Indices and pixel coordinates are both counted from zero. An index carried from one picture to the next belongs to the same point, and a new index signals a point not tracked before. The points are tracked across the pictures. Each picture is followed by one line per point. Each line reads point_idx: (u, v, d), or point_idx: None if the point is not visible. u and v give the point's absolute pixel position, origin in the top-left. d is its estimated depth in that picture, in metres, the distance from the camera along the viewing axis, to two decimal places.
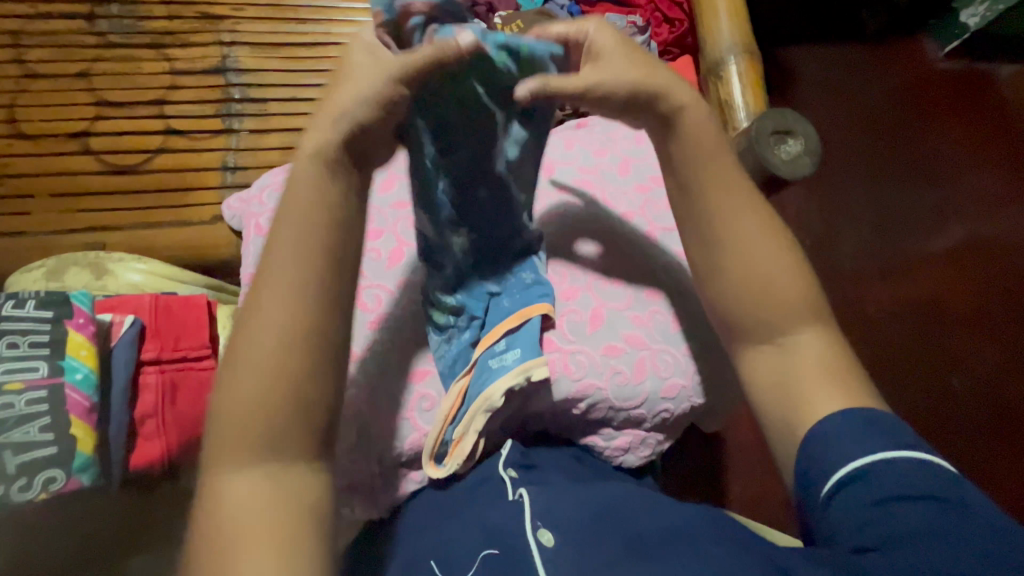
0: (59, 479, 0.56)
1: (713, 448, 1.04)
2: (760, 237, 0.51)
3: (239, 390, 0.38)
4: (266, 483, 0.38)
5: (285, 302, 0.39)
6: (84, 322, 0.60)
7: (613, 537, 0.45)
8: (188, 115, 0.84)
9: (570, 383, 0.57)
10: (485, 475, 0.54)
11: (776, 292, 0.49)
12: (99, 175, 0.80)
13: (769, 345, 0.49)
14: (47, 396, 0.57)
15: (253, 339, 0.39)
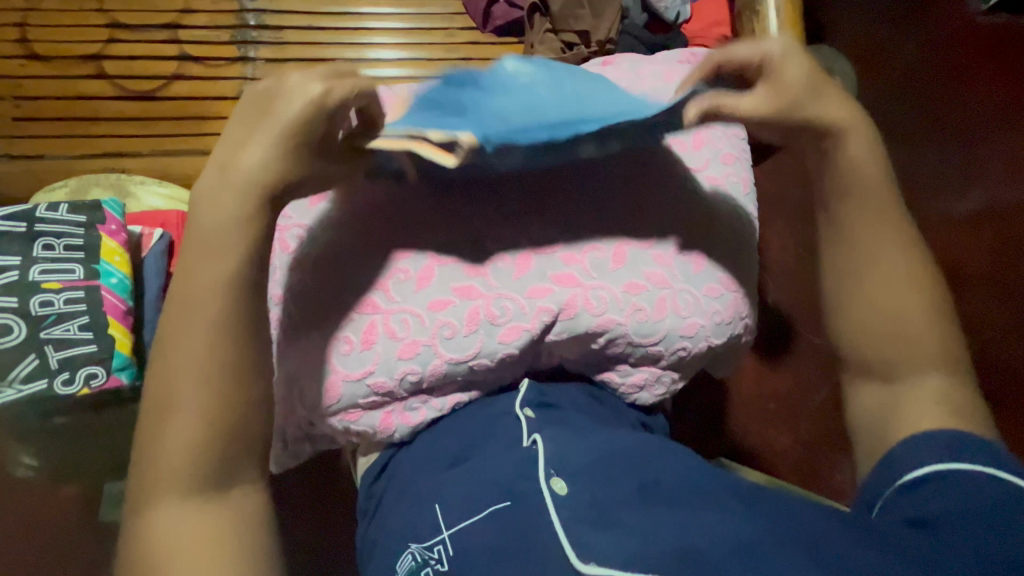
0: (101, 375, 0.64)
1: (718, 399, 1.06)
2: (906, 291, 0.56)
3: (177, 415, 0.45)
4: (204, 367, 0.45)
5: (216, 309, 0.46)
6: (116, 231, 0.69)
7: (630, 483, 0.48)
8: (205, 42, 0.82)
9: (590, 318, 0.56)
10: (506, 408, 0.58)
11: (904, 329, 0.56)
12: (114, 100, 0.80)
13: (879, 383, 0.57)
14: (85, 296, 0.65)
15: (187, 352, 0.45)
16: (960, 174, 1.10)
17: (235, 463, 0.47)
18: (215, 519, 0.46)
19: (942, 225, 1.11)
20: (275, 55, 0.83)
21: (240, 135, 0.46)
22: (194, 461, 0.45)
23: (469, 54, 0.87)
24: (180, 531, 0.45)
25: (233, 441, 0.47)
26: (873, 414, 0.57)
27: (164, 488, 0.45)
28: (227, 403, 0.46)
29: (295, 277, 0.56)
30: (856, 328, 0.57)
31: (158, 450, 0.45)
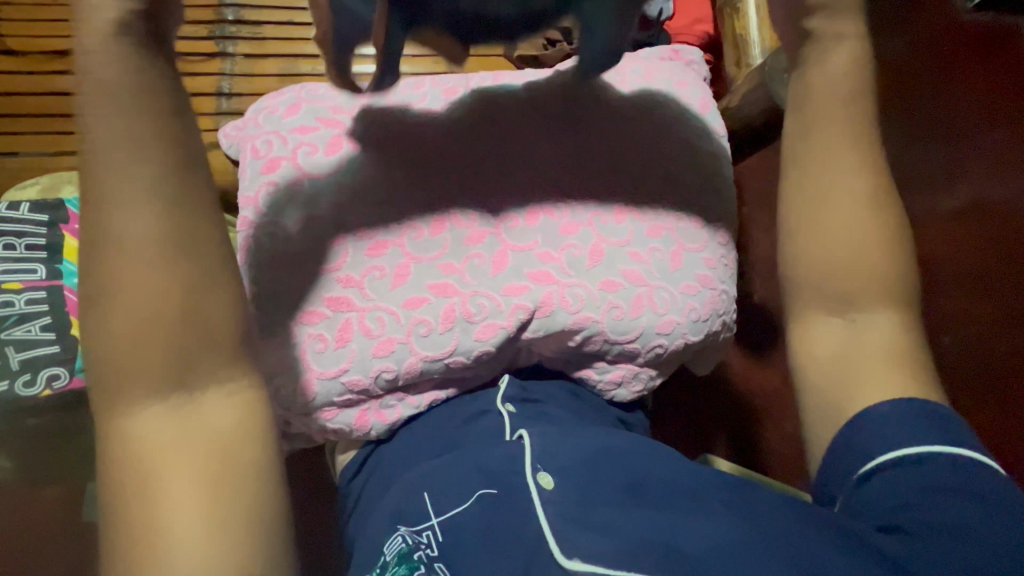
0: (62, 376, 0.58)
1: (700, 395, 1.08)
2: (866, 224, 0.51)
3: (122, 312, 0.39)
4: (152, 263, 0.39)
5: (144, 203, 0.39)
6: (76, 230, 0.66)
7: (616, 480, 0.48)
8: (182, 37, 0.80)
9: (567, 315, 0.57)
10: (485, 406, 0.58)
11: (863, 266, 0.51)
12: None
13: (839, 319, 0.52)
14: (46, 296, 0.61)
15: (127, 242, 0.39)
16: (944, 173, 1.11)
17: (210, 361, 0.42)
18: (186, 425, 0.42)
19: (932, 223, 1.11)
20: (254, 50, 0.81)
21: (118, 99, 0.39)
22: (156, 358, 0.40)
23: None
24: (174, 446, 0.41)
25: (201, 340, 0.42)
26: (831, 360, 0.52)
27: (135, 408, 0.41)
28: (183, 293, 0.40)
29: (271, 275, 0.56)
30: (808, 256, 0.53)
31: (110, 352, 0.40)
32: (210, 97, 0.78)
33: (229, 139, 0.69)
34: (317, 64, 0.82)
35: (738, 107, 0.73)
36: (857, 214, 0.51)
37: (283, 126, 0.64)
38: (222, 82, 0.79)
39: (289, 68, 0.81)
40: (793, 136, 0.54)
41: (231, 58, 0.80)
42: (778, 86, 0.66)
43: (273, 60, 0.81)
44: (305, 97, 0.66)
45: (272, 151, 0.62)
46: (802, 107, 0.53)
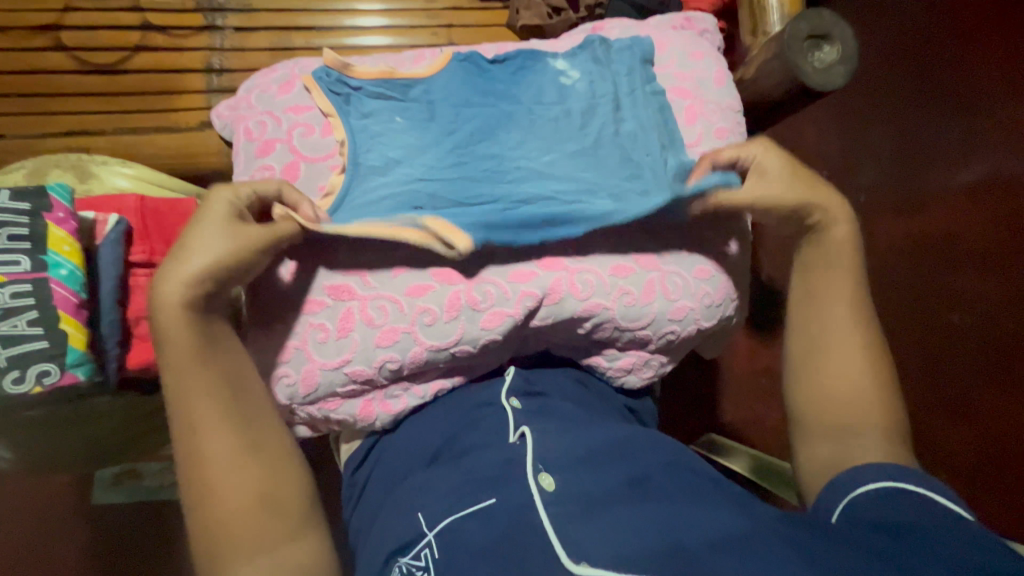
0: (54, 373, 0.48)
1: (709, 376, 1.06)
2: (859, 356, 0.54)
3: (218, 479, 0.45)
4: (215, 409, 0.46)
5: (200, 361, 0.46)
6: (65, 218, 0.51)
7: (618, 475, 0.47)
8: (167, 9, 0.75)
9: (575, 303, 0.54)
10: (490, 398, 0.56)
11: (856, 395, 0.53)
12: (73, 74, 0.73)
13: (836, 434, 0.52)
14: (31, 291, 0.48)
15: (205, 420, 0.45)
16: (961, 150, 1.07)
17: (278, 479, 0.47)
18: (286, 559, 0.45)
19: (947, 200, 1.07)
20: (244, 22, 0.76)
21: (207, 247, 0.46)
22: (252, 494, 0.45)
23: (452, 20, 0.81)
24: (256, 540, 0.44)
25: (268, 451, 0.47)
26: (828, 465, 0.52)
27: (239, 568, 0.44)
28: (245, 408, 0.47)
29: (269, 262, 0.55)
30: (814, 381, 0.55)
31: (216, 509, 0.44)
32: (200, 73, 0.75)
33: (221, 118, 0.65)
34: (311, 38, 0.78)
35: (754, 78, 0.69)
36: (864, 359, 0.54)
37: (275, 106, 0.60)
38: (211, 57, 0.75)
39: (281, 42, 0.77)
40: (800, 277, 0.59)
41: (221, 32, 0.76)
42: (798, 55, 0.62)
43: (265, 33, 0.77)
44: (299, 74, 0.62)
45: (266, 133, 0.59)
46: (815, 251, 0.58)
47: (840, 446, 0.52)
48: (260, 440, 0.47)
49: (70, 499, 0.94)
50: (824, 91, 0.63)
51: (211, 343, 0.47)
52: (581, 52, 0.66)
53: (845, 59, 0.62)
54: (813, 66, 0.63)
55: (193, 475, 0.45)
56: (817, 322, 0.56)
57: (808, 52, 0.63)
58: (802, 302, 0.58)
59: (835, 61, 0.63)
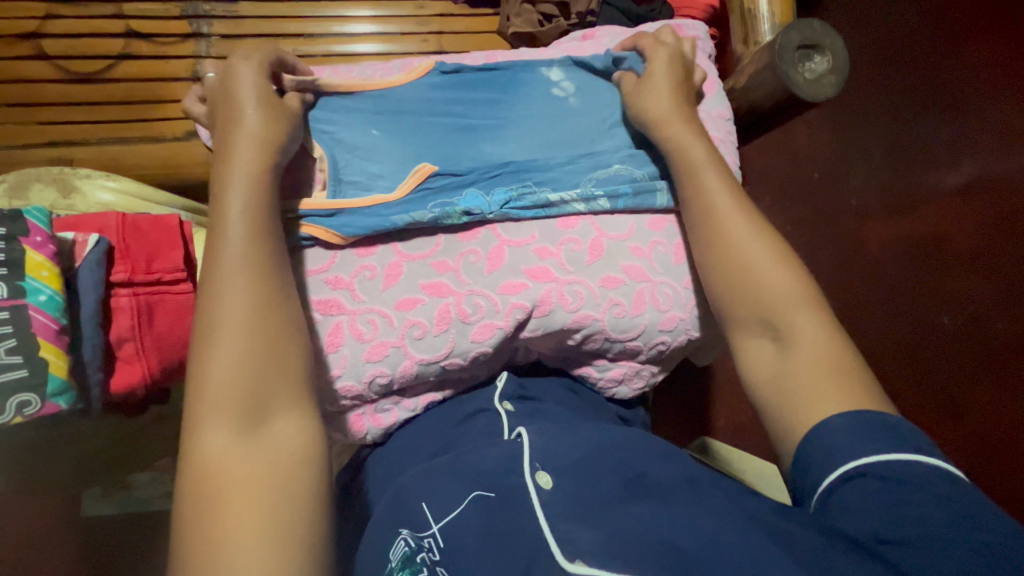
0: (34, 404, 0.39)
1: (703, 381, 1.05)
2: (761, 248, 0.53)
3: (216, 315, 0.42)
4: (249, 249, 0.44)
5: (245, 196, 0.45)
6: (44, 242, 0.42)
7: (613, 474, 0.47)
8: (151, 16, 0.74)
9: (566, 315, 0.54)
10: (482, 404, 0.56)
11: (770, 288, 0.51)
12: (57, 84, 0.71)
13: (770, 341, 0.50)
14: (8, 319, 0.39)
15: (229, 253, 0.43)
16: (948, 148, 1.06)
17: (282, 395, 0.42)
18: (260, 449, 0.39)
19: (937, 201, 1.06)
20: (231, 30, 0.75)
21: (252, 116, 0.48)
22: (260, 349, 0.42)
23: (442, 27, 0.80)
24: (236, 448, 0.39)
25: (284, 360, 0.42)
26: (765, 378, 0.50)
27: (211, 430, 0.39)
28: (270, 310, 0.43)
29: None
30: (728, 281, 0.53)
31: (209, 359, 0.41)
32: (187, 82, 0.74)
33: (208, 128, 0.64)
34: (299, 45, 0.77)
35: (746, 88, 0.69)
36: (763, 250, 0.53)
37: None
38: (197, 65, 0.74)
39: (268, 49, 0.76)
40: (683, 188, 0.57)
41: (207, 40, 0.75)
42: (789, 66, 0.62)
43: (252, 41, 0.76)
44: None
45: None
46: (687, 159, 0.57)
47: (778, 350, 0.50)
48: (272, 342, 0.42)
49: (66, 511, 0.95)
50: (815, 102, 0.63)
51: (252, 243, 0.44)
52: (579, 71, 0.65)
53: (835, 70, 0.62)
54: (804, 76, 0.63)
55: (196, 370, 0.41)
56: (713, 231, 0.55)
57: (799, 62, 0.63)
58: (699, 218, 0.56)
59: (825, 71, 0.63)
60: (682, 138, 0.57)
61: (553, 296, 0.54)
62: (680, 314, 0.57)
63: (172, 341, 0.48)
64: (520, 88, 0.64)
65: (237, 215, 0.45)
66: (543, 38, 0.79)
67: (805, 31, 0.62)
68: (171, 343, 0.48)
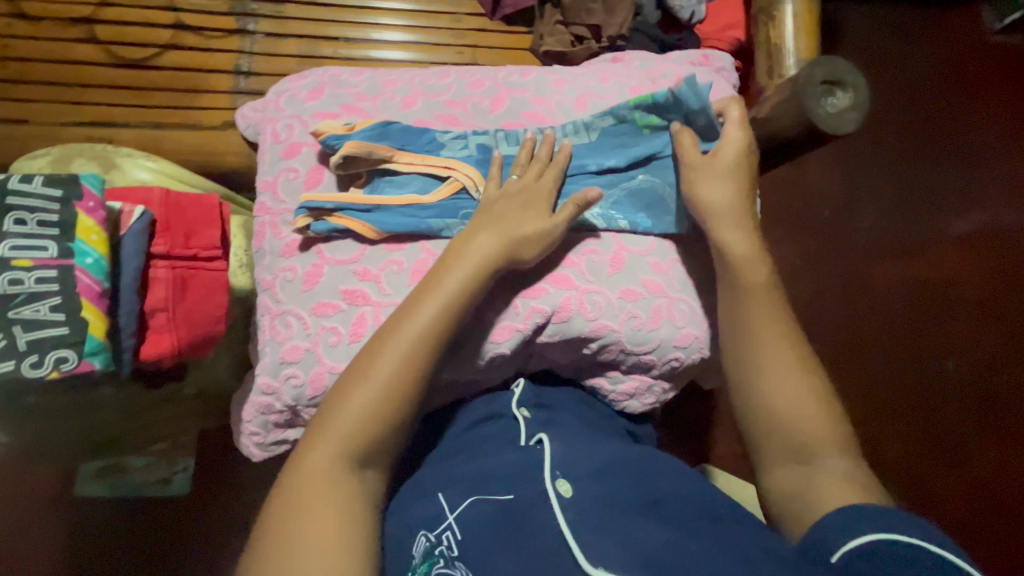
0: (72, 361, 0.41)
1: (704, 409, 1.05)
2: (793, 372, 0.52)
3: (385, 365, 0.47)
4: (431, 319, 0.48)
5: (449, 274, 0.50)
6: (95, 206, 0.43)
7: (642, 494, 0.46)
8: (201, 10, 0.77)
9: (583, 323, 0.55)
10: (497, 409, 0.57)
11: (806, 418, 0.51)
12: (105, 67, 0.74)
13: (801, 461, 0.50)
14: (58, 279, 0.41)
15: (413, 317, 0.48)
16: (960, 199, 1.15)
17: (392, 451, 0.47)
18: (356, 487, 0.44)
19: (950, 247, 1.13)
20: (275, 29, 0.78)
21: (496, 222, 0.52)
22: (404, 408, 0.47)
23: (477, 41, 0.83)
24: (329, 480, 0.43)
25: (398, 433, 0.47)
26: (791, 495, 0.49)
27: (336, 459, 0.44)
28: (408, 391, 0.47)
29: (285, 265, 0.55)
30: (766, 399, 0.52)
31: (365, 398, 0.46)
32: (228, 75, 0.76)
33: (247, 119, 0.66)
34: (339, 48, 0.80)
35: (767, 119, 0.71)
36: (798, 378, 0.52)
37: (304, 111, 0.61)
38: (240, 60, 0.77)
39: (309, 51, 0.79)
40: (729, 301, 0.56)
41: (252, 36, 0.78)
42: (812, 100, 0.64)
43: (294, 41, 0.79)
44: (329, 82, 0.63)
45: (294, 137, 0.59)
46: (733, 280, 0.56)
47: (797, 476, 0.50)
48: (412, 403, 0.47)
49: (60, 488, 0.95)
50: (835, 135, 0.65)
51: (439, 317, 0.48)
52: (610, 90, 0.67)
53: (856, 106, 0.64)
54: (826, 110, 0.65)
55: (343, 397, 0.46)
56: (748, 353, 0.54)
57: (821, 97, 0.65)
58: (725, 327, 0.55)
59: (846, 107, 0.65)
60: (733, 241, 0.56)
61: (574, 303, 0.55)
62: (695, 332, 0.58)
63: (204, 317, 0.49)
64: (553, 103, 0.66)
65: (445, 296, 0.49)
66: (574, 58, 0.82)
67: (830, 68, 0.64)
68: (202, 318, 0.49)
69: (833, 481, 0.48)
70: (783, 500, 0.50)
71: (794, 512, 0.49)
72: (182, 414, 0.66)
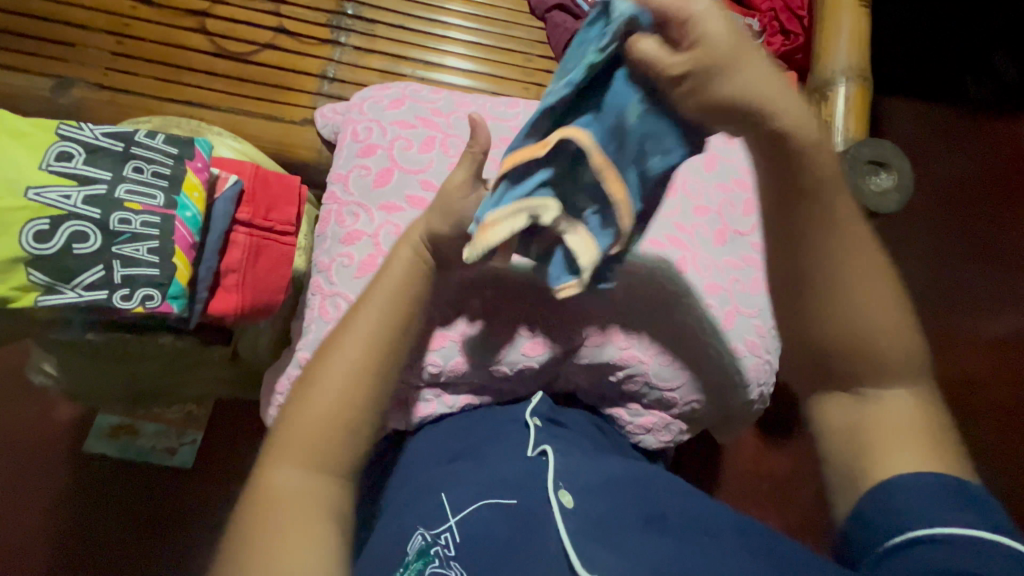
0: (156, 299, 0.45)
1: (711, 468, 1.03)
2: (878, 301, 0.44)
3: (335, 364, 0.46)
4: (379, 314, 0.48)
5: (392, 270, 0.50)
6: (203, 168, 0.50)
7: (637, 510, 0.46)
8: (301, 19, 0.85)
9: (616, 349, 0.58)
10: (515, 416, 0.58)
11: (875, 350, 0.44)
12: (207, 55, 0.81)
13: (847, 393, 0.45)
14: (160, 226, 0.46)
15: (362, 314, 0.48)
16: (989, 300, 1.17)
17: (349, 456, 0.46)
18: (315, 496, 0.43)
19: (974, 345, 1.14)
20: (364, 44, 0.86)
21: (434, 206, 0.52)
22: (353, 404, 0.46)
23: (544, 81, 0.89)
24: (291, 496, 0.42)
25: (360, 437, 0.46)
26: (843, 435, 0.45)
27: (292, 461, 0.44)
28: (365, 391, 0.46)
29: (344, 251, 0.58)
30: (838, 323, 0.45)
31: (313, 400, 0.45)
32: (315, 78, 0.83)
33: (325, 119, 0.74)
34: (417, 69, 0.87)
35: None
36: (884, 306, 0.44)
37: (384, 117, 0.66)
38: (328, 67, 0.84)
39: (389, 68, 0.86)
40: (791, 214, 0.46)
41: (341, 48, 0.85)
42: (857, 176, 0.67)
43: (378, 57, 0.86)
44: (410, 95, 0.68)
45: (371, 138, 0.64)
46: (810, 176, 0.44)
47: (853, 410, 0.45)
48: (363, 398, 0.46)
49: (69, 439, 0.97)
50: (876, 213, 0.68)
51: (384, 309, 0.49)
52: None
53: (899, 188, 0.68)
54: (871, 188, 0.68)
55: (297, 404, 0.46)
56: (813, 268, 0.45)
57: (866, 175, 0.68)
58: (778, 243, 0.47)
59: (890, 187, 0.68)
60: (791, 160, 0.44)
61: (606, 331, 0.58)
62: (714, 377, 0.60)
63: (269, 283, 0.53)
64: None
65: (392, 291, 0.49)
66: None
67: (877, 150, 0.68)
68: (267, 284, 0.53)
69: (893, 420, 0.43)
70: (835, 434, 0.45)
71: (847, 453, 0.44)
72: (214, 381, 0.68)
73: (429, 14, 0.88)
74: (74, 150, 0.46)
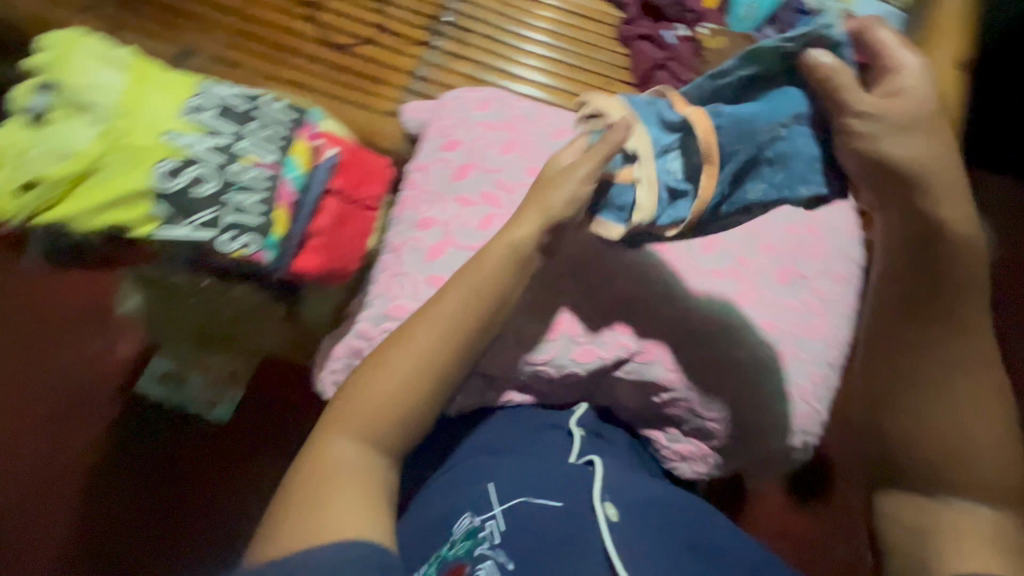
0: (252, 246, 0.53)
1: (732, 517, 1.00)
2: (977, 405, 0.47)
3: (406, 350, 0.49)
4: (457, 313, 0.49)
5: (480, 272, 0.51)
6: (311, 137, 0.57)
7: (679, 536, 0.48)
8: (402, 19, 0.90)
9: (663, 370, 0.58)
10: (557, 422, 0.59)
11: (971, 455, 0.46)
12: (313, 41, 0.88)
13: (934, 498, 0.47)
14: (268, 183, 0.54)
15: (440, 309, 0.49)
16: None
17: (399, 437, 0.48)
18: (367, 470, 0.46)
19: None
20: (455, 50, 0.90)
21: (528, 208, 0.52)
22: (413, 391, 0.48)
23: None
24: (345, 464, 0.45)
25: (412, 422, 0.48)
26: (912, 531, 0.47)
27: (351, 432, 0.46)
28: (427, 383, 0.48)
29: (417, 235, 0.61)
30: (931, 420, 0.48)
31: (380, 379, 0.48)
32: (406, 75, 0.88)
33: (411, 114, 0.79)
34: (501, 79, 0.91)
35: None
36: (987, 413, 0.47)
37: (470, 116, 0.69)
38: (419, 66, 0.89)
39: (475, 74, 0.90)
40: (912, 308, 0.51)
41: (435, 50, 0.90)
42: None
43: (466, 63, 0.91)
44: (496, 99, 0.71)
45: (457, 135, 0.67)
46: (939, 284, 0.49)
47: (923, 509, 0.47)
48: (423, 388, 0.48)
49: (122, 377, 1.03)
50: None
51: (464, 310, 0.50)
52: None
53: None
54: None
55: (365, 380, 0.48)
56: (916, 358, 0.50)
57: None
58: (885, 325, 0.52)
59: None
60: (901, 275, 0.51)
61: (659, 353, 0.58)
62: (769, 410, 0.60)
63: (345, 251, 0.58)
64: None
65: (474, 293, 0.50)
66: None
67: None
68: (343, 251, 0.58)
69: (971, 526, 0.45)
70: (907, 529, 0.47)
71: (914, 553, 0.46)
72: (270, 339, 0.72)
73: (520, 29, 0.92)
74: (209, 105, 0.55)
